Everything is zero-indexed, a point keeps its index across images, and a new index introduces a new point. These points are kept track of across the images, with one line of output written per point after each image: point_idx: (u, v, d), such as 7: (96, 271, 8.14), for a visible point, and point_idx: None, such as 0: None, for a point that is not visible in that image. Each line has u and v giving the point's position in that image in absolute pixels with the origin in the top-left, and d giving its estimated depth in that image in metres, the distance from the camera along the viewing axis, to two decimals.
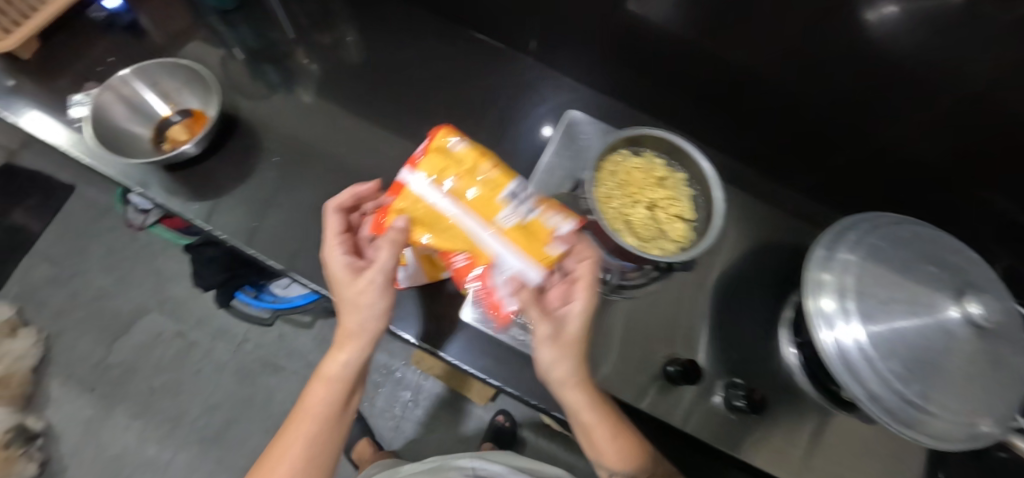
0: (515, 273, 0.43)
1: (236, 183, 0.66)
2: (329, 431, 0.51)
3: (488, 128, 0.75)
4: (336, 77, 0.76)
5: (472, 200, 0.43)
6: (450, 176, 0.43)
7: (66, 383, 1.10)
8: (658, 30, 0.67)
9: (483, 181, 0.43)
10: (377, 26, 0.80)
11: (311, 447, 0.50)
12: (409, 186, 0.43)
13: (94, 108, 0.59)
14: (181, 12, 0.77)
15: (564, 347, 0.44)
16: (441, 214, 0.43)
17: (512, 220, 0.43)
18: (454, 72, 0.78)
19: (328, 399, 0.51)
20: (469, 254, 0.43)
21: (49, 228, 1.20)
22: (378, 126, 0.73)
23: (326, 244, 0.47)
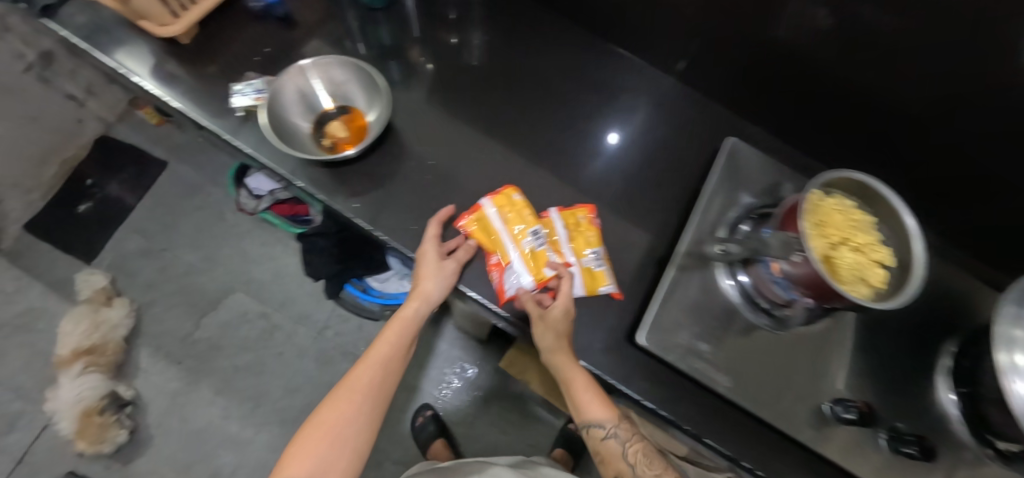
0: (518, 278, 0.60)
1: (386, 182, 0.67)
2: (389, 370, 0.58)
3: (624, 140, 0.74)
4: (473, 78, 0.76)
5: (511, 226, 0.62)
6: (506, 209, 0.63)
7: (155, 354, 1.13)
8: (800, 50, 0.64)
9: (524, 217, 0.63)
10: (511, 31, 0.80)
11: (379, 375, 0.57)
12: (481, 206, 0.63)
13: (271, 94, 0.61)
14: (325, 4, 0.78)
15: (559, 319, 0.56)
16: (492, 229, 0.62)
17: (531, 245, 0.61)
18: (586, 82, 0.77)
19: (395, 337, 0.59)
20: (497, 257, 0.61)
21: (143, 201, 1.24)
22: (515, 132, 0.73)
23: (419, 236, 0.61)
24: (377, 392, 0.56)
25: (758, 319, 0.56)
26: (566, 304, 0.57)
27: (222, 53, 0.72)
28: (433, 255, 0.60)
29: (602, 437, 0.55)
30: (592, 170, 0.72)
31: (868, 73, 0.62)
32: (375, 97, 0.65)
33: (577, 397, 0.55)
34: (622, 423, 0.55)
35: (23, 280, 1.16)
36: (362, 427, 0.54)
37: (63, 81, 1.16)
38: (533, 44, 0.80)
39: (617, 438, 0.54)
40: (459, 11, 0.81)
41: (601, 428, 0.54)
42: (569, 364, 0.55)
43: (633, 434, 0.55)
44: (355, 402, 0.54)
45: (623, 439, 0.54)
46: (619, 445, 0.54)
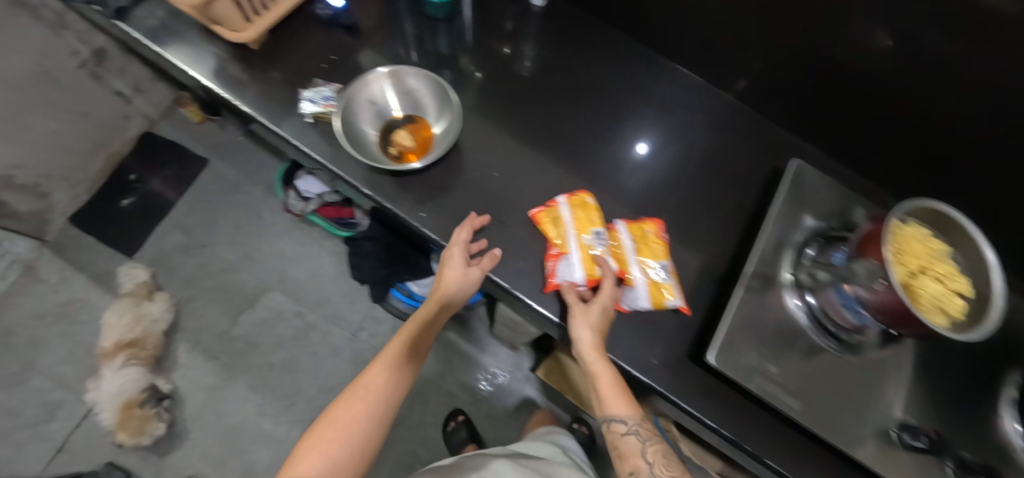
0: (570, 271, 0.60)
1: (448, 190, 0.67)
2: (402, 373, 0.58)
3: (682, 156, 0.74)
4: (531, 90, 0.76)
5: (578, 223, 0.63)
6: (576, 209, 0.65)
7: (192, 349, 1.14)
8: (859, 70, 0.63)
9: (593, 219, 0.64)
10: (564, 42, 0.80)
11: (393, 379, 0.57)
12: (555, 201, 0.65)
13: (346, 98, 0.64)
14: (387, 14, 0.78)
15: (598, 315, 0.56)
16: (559, 222, 0.63)
17: (592, 244, 0.61)
18: (643, 98, 0.78)
19: (410, 340, 0.60)
20: (556, 246, 0.62)
21: (184, 198, 1.26)
22: (573, 146, 0.73)
23: (450, 237, 0.61)
24: (389, 394, 0.56)
25: (822, 339, 0.56)
26: (606, 302, 0.57)
27: (288, 58, 0.73)
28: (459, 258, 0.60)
29: (621, 433, 0.54)
30: (649, 185, 0.72)
31: (926, 98, 0.60)
32: (444, 111, 0.69)
33: (603, 391, 0.55)
34: (644, 423, 0.54)
35: (67, 271, 1.19)
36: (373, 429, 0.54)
37: (113, 78, 1.18)
38: (587, 57, 0.80)
39: (638, 436, 0.54)
40: (515, 21, 0.81)
41: (623, 424, 0.54)
42: (599, 359, 0.55)
43: (653, 435, 0.55)
44: (369, 403, 0.55)
45: (643, 438, 0.54)
46: (640, 443, 0.54)
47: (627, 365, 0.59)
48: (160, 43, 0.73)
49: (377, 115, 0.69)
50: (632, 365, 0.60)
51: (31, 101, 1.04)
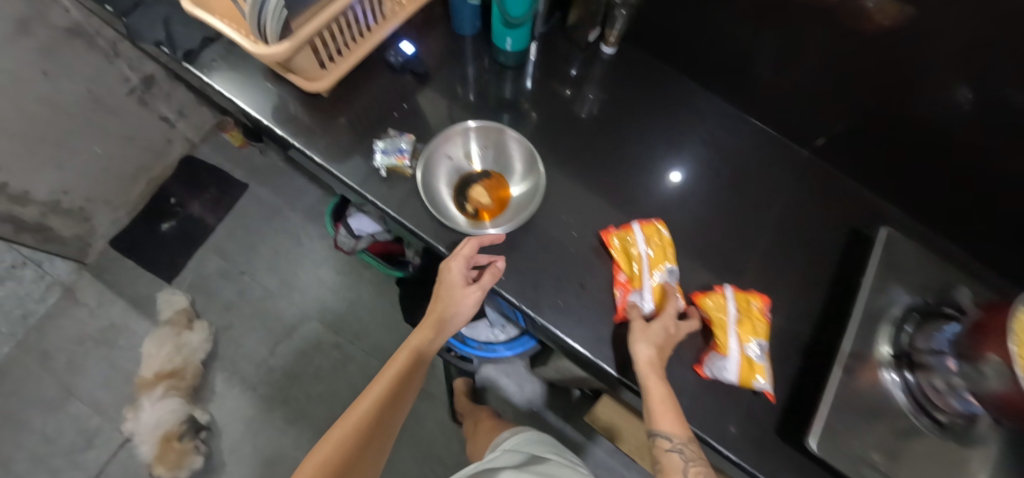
0: (641, 302, 0.61)
1: (523, 248, 0.64)
2: (392, 407, 0.55)
3: (759, 211, 0.71)
4: (602, 140, 0.73)
5: (651, 258, 0.63)
6: (652, 244, 0.64)
7: (230, 379, 1.13)
8: (936, 127, 0.61)
9: (664, 254, 0.64)
10: (628, 95, 0.77)
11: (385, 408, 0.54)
12: (630, 230, 0.64)
13: (433, 145, 0.65)
14: (454, 57, 0.76)
15: (657, 332, 0.55)
16: (635, 255, 0.63)
17: (660, 279, 0.63)
18: (716, 152, 0.75)
19: (400, 373, 0.57)
20: (627, 277, 0.62)
21: (223, 223, 1.25)
22: (650, 199, 0.70)
23: (452, 250, 0.59)
24: (380, 425, 0.53)
25: (918, 418, 0.54)
26: (667, 322, 0.56)
27: (356, 103, 0.71)
28: (459, 275, 0.58)
29: (666, 449, 0.51)
30: (727, 245, 0.68)
31: (1011, 160, 0.57)
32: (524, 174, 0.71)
33: (651, 404, 0.52)
34: (689, 443, 0.51)
35: (106, 295, 1.18)
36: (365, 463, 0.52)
37: (159, 103, 1.18)
38: (654, 109, 0.76)
39: (682, 454, 0.50)
40: (580, 68, 0.77)
41: (668, 439, 0.51)
42: (653, 372, 0.53)
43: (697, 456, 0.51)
44: (358, 437, 0.51)
45: (686, 457, 0.50)
46: (682, 461, 0.50)
47: (715, 443, 0.57)
48: (224, 85, 0.71)
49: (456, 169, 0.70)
50: (721, 441, 0.57)
51: (81, 126, 1.04)
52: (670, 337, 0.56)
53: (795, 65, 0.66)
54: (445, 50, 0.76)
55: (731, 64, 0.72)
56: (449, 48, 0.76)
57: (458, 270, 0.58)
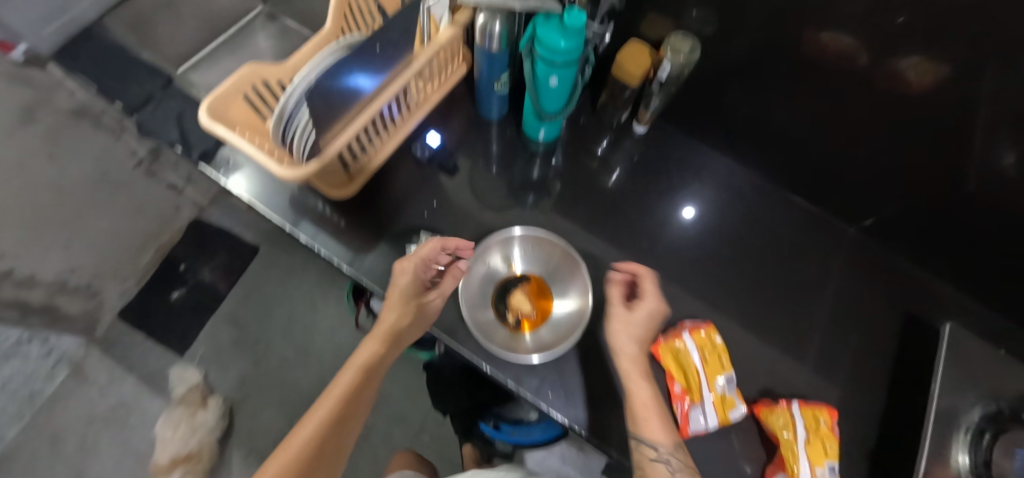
0: (703, 418, 0.54)
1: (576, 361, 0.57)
2: (336, 431, 0.50)
3: (801, 294, 0.69)
4: (639, 223, 0.70)
5: (706, 366, 0.56)
6: (705, 352, 0.56)
7: (247, 456, 1.09)
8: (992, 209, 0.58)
9: (720, 360, 0.57)
10: (659, 175, 0.74)
11: (331, 433, 0.50)
12: (681, 336, 0.57)
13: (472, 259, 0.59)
14: (481, 140, 0.72)
15: (635, 325, 0.53)
16: (690, 364, 0.55)
17: (721, 389, 0.55)
18: (758, 233, 0.72)
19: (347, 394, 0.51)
20: (684, 389, 0.54)
21: (236, 289, 1.20)
22: (691, 287, 0.68)
23: (403, 257, 0.53)
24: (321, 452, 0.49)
25: None
26: (650, 313, 0.54)
27: (379, 195, 0.67)
28: (413, 282, 0.53)
29: (650, 458, 0.48)
30: (776, 335, 0.66)
31: None
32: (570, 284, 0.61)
33: (635, 410, 0.50)
34: (678, 453, 0.48)
35: (117, 371, 1.13)
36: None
37: (166, 172, 1.19)
38: (688, 187, 0.74)
39: (668, 464, 0.47)
40: (608, 144, 0.74)
41: (653, 447, 0.48)
42: (636, 370, 0.51)
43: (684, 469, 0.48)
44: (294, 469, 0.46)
45: (673, 468, 0.47)
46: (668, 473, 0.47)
47: None
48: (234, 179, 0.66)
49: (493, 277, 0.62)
50: None
51: None
52: (653, 325, 0.54)
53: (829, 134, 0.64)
54: (470, 133, 0.73)
55: (766, 138, 0.70)
56: (476, 130, 0.73)
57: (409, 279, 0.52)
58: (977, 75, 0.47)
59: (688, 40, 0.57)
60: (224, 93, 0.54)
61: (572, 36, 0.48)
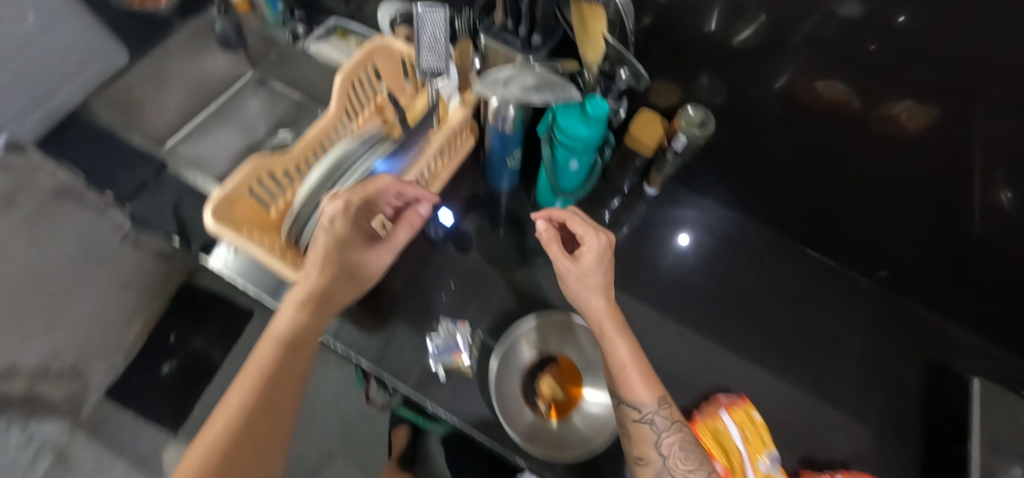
0: None
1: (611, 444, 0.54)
2: (259, 412, 0.44)
3: (823, 347, 0.68)
4: (656, 285, 0.69)
5: (748, 443, 0.55)
6: (745, 428, 0.55)
7: None
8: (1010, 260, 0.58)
9: (762, 437, 0.55)
10: (671, 232, 0.74)
11: (255, 413, 0.44)
12: (719, 412, 0.56)
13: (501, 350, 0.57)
14: (492, 208, 0.70)
15: (591, 275, 0.49)
16: (730, 440, 0.54)
17: (766, 468, 0.54)
18: (777, 289, 0.72)
19: (267, 368, 0.45)
20: (728, 467, 0.53)
21: (231, 356, 1.13)
22: (716, 349, 0.66)
23: (328, 195, 0.46)
24: (247, 434, 0.43)
25: None
26: (598, 251, 0.50)
27: (392, 275, 0.63)
28: (345, 232, 0.47)
29: (634, 420, 0.47)
30: (803, 393, 0.65)
31: None
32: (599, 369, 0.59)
33: (614, 371, 0.48)
34: (662, 409, 0.47)
35: (105, 456, 1.05)
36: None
37: None
38: (699, 242, 0.74)
39: (653, 424, 0.46)
40: (622, 200, 0.73)
41: (636, 409, 0.47)
42: (610, 324, 0.49)
43: (672, 424, 0.47)
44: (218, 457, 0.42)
45: (660, 428, 0.46)
46: (655, 433, 0.46)
47: None
48: (239, 271, 0.61)
49: (522, 363, 0.59)
50: None
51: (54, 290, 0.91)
52: (606, 262, 0.50)
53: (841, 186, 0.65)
54: (480, 201, 0.71)
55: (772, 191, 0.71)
56: (486, 197, 0.71)
57: (332, 222, 0.46)
58: (968, 122, 0.48)
59: (699, 113, 0.58)
60: (230, 194, 0.52)
61: (594, 124, 0.48)
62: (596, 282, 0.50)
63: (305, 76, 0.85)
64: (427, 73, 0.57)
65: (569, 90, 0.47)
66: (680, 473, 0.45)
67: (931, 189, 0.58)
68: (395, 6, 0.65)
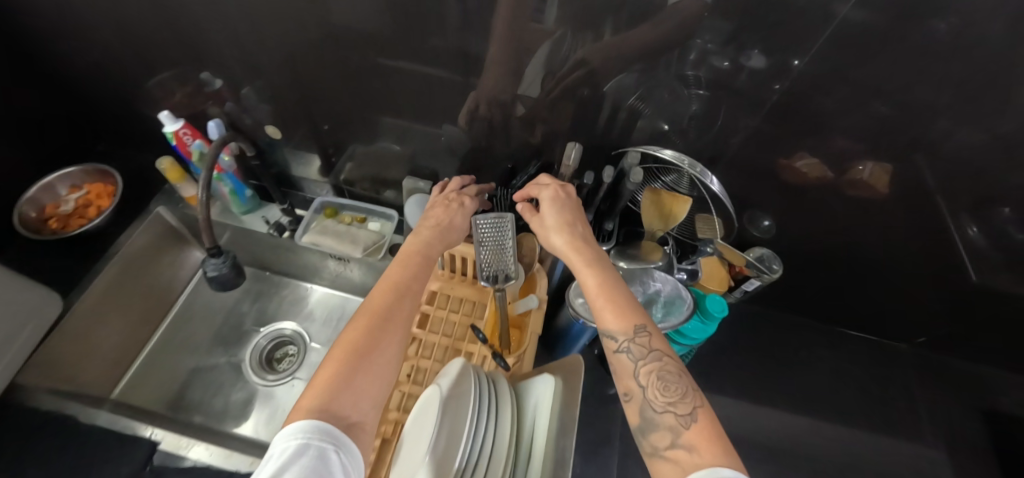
0: None
1: None
2: (402, 298, 0.43)
3: (879, 421, 0.72)
4: (722, 407, 0.72)
5: None
6: None
7: None
8: (1000, 306, 0.66)
9: None
10: (716, 347, 0.77)
11: (396, 303, 0.43)
12: None
13: None
14: None
15: (548, 222, 0.48)
16: None
17: None
18: (822, 374, 0.76)
19: (411, 262, 0.47)
20: None
21: None
22: (798, 457, 0.68)
23: (457, 195, 0.56)
24: (394, 313, 0.42)
25: None
26: (552, 198, 0.49)
27: None
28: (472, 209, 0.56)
29: (613, 352, 0.40)
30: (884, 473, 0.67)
31: None
32: None
33: (590, 302, 0.43)
34: (639, 337, 0.39)
35: None
36: (381, 370, 0.39)
37: None
38: (743, 346, 0.78)
39: (630, 353, 0.39)
40: None
41: (614, 339, 0.40)
42: (579, 255, 0.45)
43: (651, 352, 0.39)
44: (370, 322, 0.41)
45: (637, 357, 0.39)
46: (633, 362, 0.39)
47: None
48: None
49: None
50: None
51: None
52: (564, 205, 0.49)
53: (865, 278, 0.71)
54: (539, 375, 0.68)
55: (794, 286, 0.77)
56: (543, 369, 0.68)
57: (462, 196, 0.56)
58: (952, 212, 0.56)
59: (761, 255, 0.60)
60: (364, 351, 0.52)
61: (714, 322, 0.49)
62: (563, 221, 0.48)
63: (297, 260, 0.78)
64: (492, 277, 0.51)
65: (657, 274, 0.51)
66: (661, 406, 0.37)
67: (942, 270, 0.65)
68: (423, 201, 0.64)
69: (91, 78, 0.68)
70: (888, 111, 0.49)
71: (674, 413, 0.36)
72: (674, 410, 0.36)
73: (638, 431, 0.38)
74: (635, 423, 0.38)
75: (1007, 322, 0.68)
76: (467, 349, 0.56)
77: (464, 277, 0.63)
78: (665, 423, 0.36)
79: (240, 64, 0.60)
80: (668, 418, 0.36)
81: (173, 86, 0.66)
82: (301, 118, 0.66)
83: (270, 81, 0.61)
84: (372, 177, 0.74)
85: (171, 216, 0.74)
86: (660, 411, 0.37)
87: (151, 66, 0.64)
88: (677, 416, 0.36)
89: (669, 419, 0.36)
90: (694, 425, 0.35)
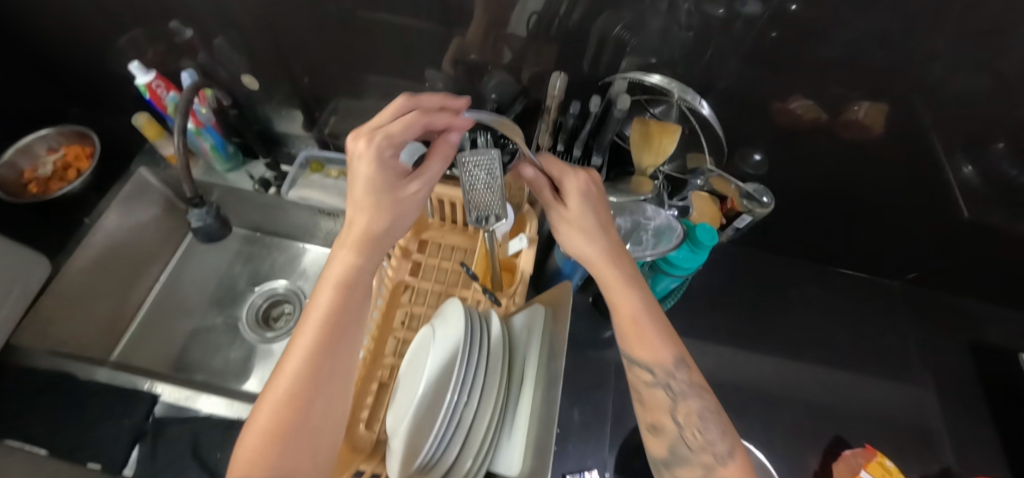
0: None
1: None
2: (336, 335, 0.36)
3: (867, 355, 0.74)
4: (716, 347, 0.73)
5: None
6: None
7: None
8: (986, 240, 0.66)
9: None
10: (710, 291, 0.78)
11: (332, 328, 0.36)
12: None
13: None
14: None
15: (581, 221, 0.45)
16: None
17: None
18: (813, 312, 0.77)
19: (331, 291, 0.38)
20: None
21: None
22: (787, 390, 0.70)
23: (353, 139, 0.41)
24: (320, 362, 0.35)
25: None
26: (583, 192, 0.45)
27: None
28: (380, 166, 0.40)
29: (648, 384, 0.41)
30: (870, 403, 0.70)
31: None
32: None
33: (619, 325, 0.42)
34: (680, 374, 0.40)
35: None
36: (319, 422, 0.34)
37: None
38: (737, 288, 0.79)
39: (668, 390, 0.40)
40: None
41: (650, 371, 0.41)
42: (615, 269, 0.43)
43: (691, 391, 0.40)
44: (295, 377, 0.34)
45: (674, 394, 0.40)
46: (671, 398, 0.40)
47: None
48: None
49: None
50: None
51: None
52: (594, 201, 0.46)
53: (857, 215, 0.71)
54: None
55: (787, 227, 0.77)
56: None
57: (380, 131, 0.41)
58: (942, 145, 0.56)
59: (752, 191, 0.59)
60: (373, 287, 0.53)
61: (705, 250, 0.48)
62: (593, 224, 0.45)
63: (288, 218, 0.77)
64: (481, 217, 0.50)
65: (647, 210, 0.52)
66: (697, 445, 0.39)
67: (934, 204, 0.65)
68: None
69: (56, 34, 0.65)
70: (881, 51, 0.47)
71: (710, 453, 0.38)
72: (711, 451, 0.38)
73: (666, 461, 0.40)
74: (663, 454, 0.40)
75: (994, 256, 0.68)
76: (461, 293, 0.57)
77: (455, 224, 0.62)
78: (700, 462, 0.38)
79: (211, 16, 0.57)
80: (703, 457, 0.38)
81: (144, 43, 0.64)
82: (280, 72, 0.64)
83: (243, 32, 0.58)
84: (357, 130, 0.72)
85: (154, 177, 0.72)
86: (695, 450, 0.39)
87: (119, 25, 0.62)
88: (713, 457, 0.38)
89: (705, 457, 0.38)
90: (729, 466, 0.38)
